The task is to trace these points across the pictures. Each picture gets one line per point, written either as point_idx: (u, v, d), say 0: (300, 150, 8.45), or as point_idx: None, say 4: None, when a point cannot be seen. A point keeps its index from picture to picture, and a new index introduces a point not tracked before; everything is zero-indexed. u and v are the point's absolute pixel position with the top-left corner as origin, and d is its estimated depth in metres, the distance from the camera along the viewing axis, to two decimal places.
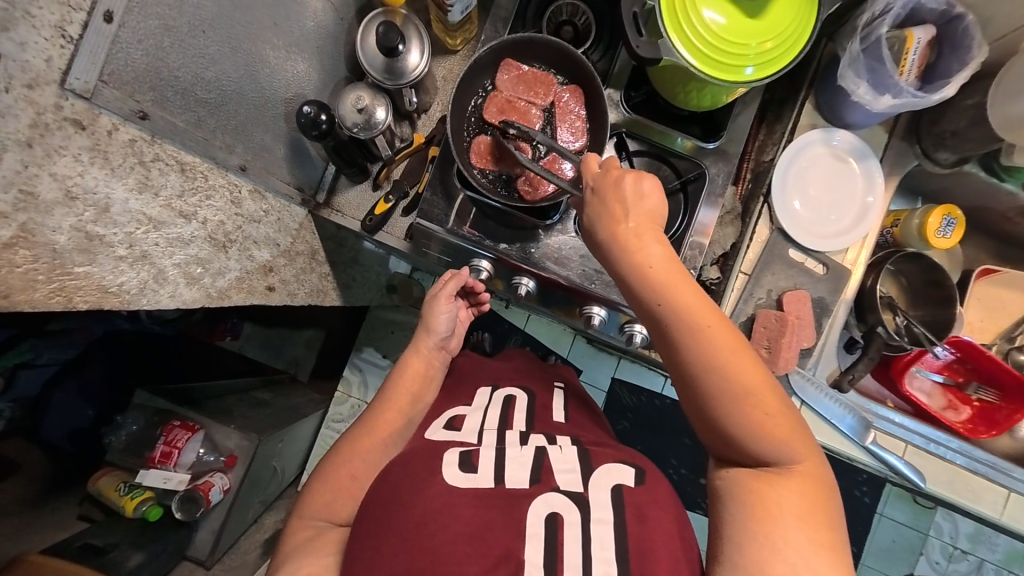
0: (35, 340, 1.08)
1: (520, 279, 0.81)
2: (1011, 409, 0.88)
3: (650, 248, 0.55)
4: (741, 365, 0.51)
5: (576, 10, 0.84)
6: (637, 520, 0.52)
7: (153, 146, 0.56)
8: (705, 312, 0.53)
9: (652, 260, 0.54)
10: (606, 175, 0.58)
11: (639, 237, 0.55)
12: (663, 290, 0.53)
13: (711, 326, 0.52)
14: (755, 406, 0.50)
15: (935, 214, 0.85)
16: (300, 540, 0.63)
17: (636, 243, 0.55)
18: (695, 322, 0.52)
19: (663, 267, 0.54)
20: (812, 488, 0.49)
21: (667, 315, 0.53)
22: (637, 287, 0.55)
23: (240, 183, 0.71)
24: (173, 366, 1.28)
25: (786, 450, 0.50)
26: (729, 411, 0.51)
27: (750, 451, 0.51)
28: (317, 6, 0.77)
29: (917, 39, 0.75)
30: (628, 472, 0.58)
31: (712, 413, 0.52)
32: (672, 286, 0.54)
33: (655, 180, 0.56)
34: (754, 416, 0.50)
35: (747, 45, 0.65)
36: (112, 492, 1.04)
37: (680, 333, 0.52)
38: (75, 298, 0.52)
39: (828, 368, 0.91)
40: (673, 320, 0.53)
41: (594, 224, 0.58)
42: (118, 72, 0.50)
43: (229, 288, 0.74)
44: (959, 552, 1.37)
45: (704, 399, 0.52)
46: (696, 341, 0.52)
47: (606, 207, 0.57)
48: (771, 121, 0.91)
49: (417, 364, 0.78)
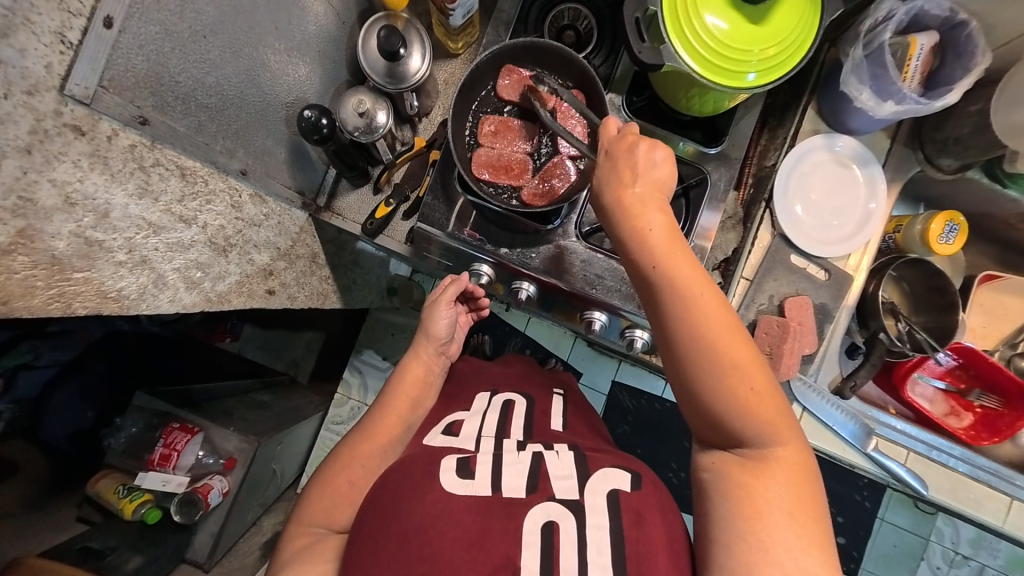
0: (35, 341, 1.10)
1: (520, 284, 0.82)
2: (1013, 416, 0.88)
3: (651, 214, 0.55)
4: (730, 339, 0.51)
5: (578, 15, 0.84)
6: (634, 524, 0.52)
7: (153, 151, 0.55)
8: (701, 282, 0.52)
9: (652, 226, 0.54)
10: (621, 139, 0.58)
11: (642, 203, 0.55)
12: (661, 256, 0.53)
13: (705, 296, 0.52)
14: (740, 382, 0.50)
15: (938, 219, 0.85)
16: (299, 547, 0.63)
17: (638, 208, 0.55)
18: (691, 290, 0.52)
19: (662, 234, 0.54)
20: (795, 476, 0.49)
21: (662, 280, 0.52)
22: (634, 252, 0.54)
23: (240, 187, 0.70)
24: (172, 367, 1.28)
25: (763, 429, 0.50)
26: (713, 382, 0.50)
27: (727, 425, 0.51)
28: (319, 10, 0.77)
29: (920, 46, 0.74)
30: (625, 477, 0.58)
31: (695, 384, 0.51)
32: (669, 253, 0.53)
33: (668, 152, 0.56)
34: (735, 390, 0.50)
35: (749, 52, 0.65)
36: (111, 494, 1.04)
37: (674, 299, 0.52)
38: (74, 304, 0.52)
39: (829, 374, 0.91)
40: (667, 285, 0.52)
41: (602, 186, 0.58)
42: (118, 77, 0.50)
43: (228, 292, 0.74)
44: (961, 557, 1.36)
45: (687, 367, 0.51)
46: (691, 310, 0.51)
47: (615, 171, 0.57)
48: (772, 127, 0.90)
49: (417, 369, 0.77)
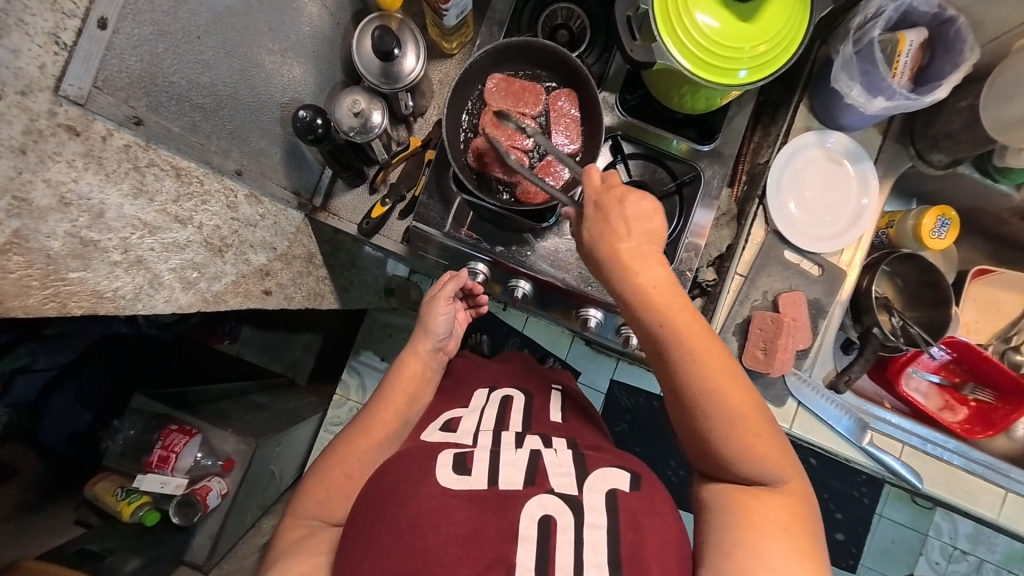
0: (33, 344, 1.08)
1: (517, 283, 0.82)
2: (1007, 409, 0.89)
3: (650, 269, 0.56)
4: (734, 389, 0.52)
5: (571, 14, 0.84)
6: (630, 525, 0.52)
7: (148, 152, 0.56)
8: (704, 335, 0.53)
9: (652, 282, 0.55)
10: (608, 191, 0.58)
11: (640, 257, 0.56)
12: (663, 312, 0.54)
13: (709, 351, 0.53)
14: (747, 430, 0.51)
15: (930, 214, 0.86)
16: (293, 538, 0.63)
17: (637, 263, 0.56)
18: (696, 346, 0.53)
19: (666, 289, 0.55)
20: (796, 509, 0.50)
21: (666, 337, 0.53)
22: (637, 307, 0.55)
23: (236, 187, 0.71)
24: (173, 368, 1.29)
25: (777, 474, 0.51)
26: (723, 434, 0.51)
27: (736, 473, 0.51)
28: (313, 10, 0.77)
29: (909, 42, 0.75)
30: (624, 477, 0.58)
31: (705, 436, 0.52)
32: (671, 308, 0.54)
33: (657, 202, 0.58)
34: (746, 441, 0.51)
35: (740, 49, 0.65)
36: (110, 496, 1.05)
37: (679, 355, 0.53)
38: (69, 304, 0.53)
39: (824, 369, 0.91)
40: (671, 342, 0.53)
41: (593, 239, 0.58)
42: (112, 77, 0.50)
43: (224, 292, 0.74)
44: (959, 552, 1.37)
45: (699, 423, 0.52)
46: (695, 365, 0.52)
47: (608, 223, 0.57)
48: (766, 123, 0.92)
49: (414, 365, 0.78)
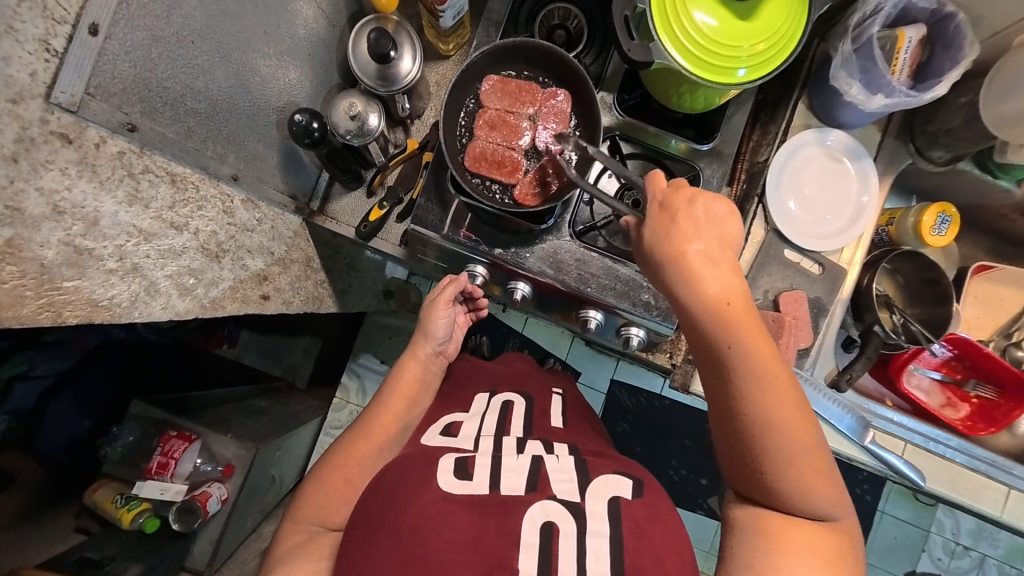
0: (30, 352, 1.06)
1: (515, 285, 0.83)
2: (1009, 406, 0.89)
3: (721, 280, 0.54)
4: (797, 418, 0.51)
5: (568, 14, 0.84)
6: (633, 533, 0.52)
7: (143, 158, 0.55)
8: (770, 357, 0.52)
9: (723, 293, 0.54)
10: (676, 193, 0.58)
11: (711, 264, 0.55)
12: (732, 327, 0.52)
13: (774, 377, 0.51)
14: (805, 463, 0.50)
15: (930, 211, 0.86)
16: (293, 544, 0.62)
17: (708, 271, 0.54)
18: (760, 369, 0.51)
19: (737, 306, 0.53)
20: (838, 542, 0.50)
21: (734, 354, 0.52)
22: (706, 320, 0.53)
23: (232, 192, 0.70)
24: (172, 365, 1.29)
25: (827, 507, 0.50)
26: (780, 463, 0.50)
27: (786, 503, 0.50)
28: (308, 13, 0.76)
29: (908, 39, 0.75)
30: (626, 484, 0.57)
31: (760, 464, 0.50)
32: (741, 321, 0.53)
33: (731, 207, 0.57)
34: (803, 474, 0.50)
35: (738, 47, 0.65)
36: (109, 504, 1.04)
37: (745, 374, 0.51)
38: (63, 313, 0.52)
39: (825, 367, 0.90)
40: (741, 365, 0.52)
41: (660, 241, 0.57)
42: (104, 84, 0.50)
43: (222, 297, 0.73)
44: (961, 548, 1.37)
45: (757, 449, 0.50)
46: (760, 387, 0.51)
47: (675, 225, 0.56)
48: (765, 121, 0.91)
49: (413, 369, 0.77)
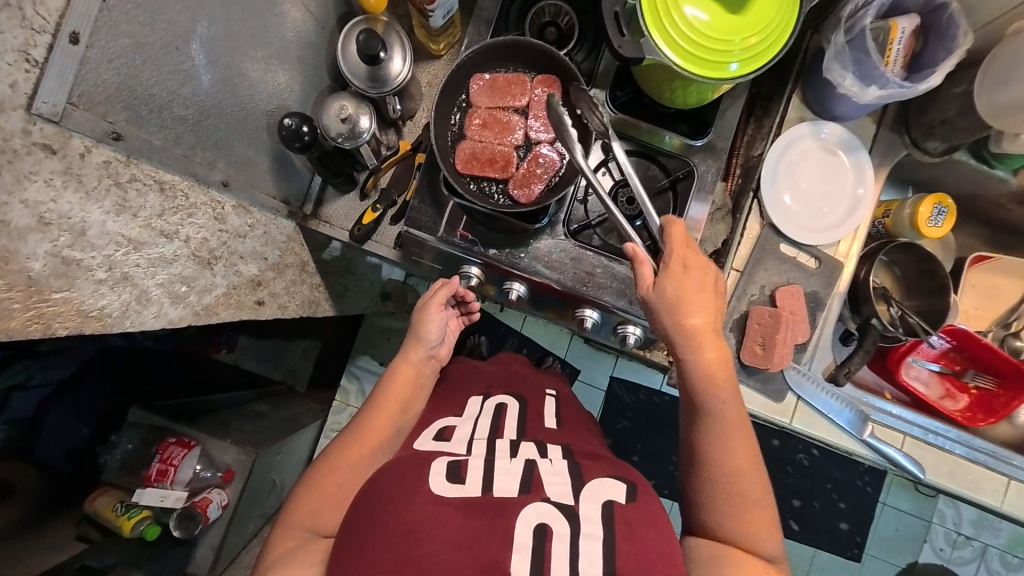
0: (28, 361, 1.08)
1: (511, 285, 0.82)
2: (1009, 396, 0.88)
3: (712, 342, 0.63)
4: (748, 473, 0.60)
5: (559, 11, 0.83)
6: (625, 535, 0.52)
7: (130, 167, 0.54)
8: (735, 415, 0.62)
9: (712, 355, 0.63)
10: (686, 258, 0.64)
11: (707, 329, 0.63)
12: (710, 385, 0.62)
13: (735, 432, 0.62)
14: (749, 510, 0.59)
15: (927, 202, 0.85)
16: (282, 551, 0.61)
17: (704, 333, 0.63)
18: (728, 426, 0.62)
19: (720, 370, 0.63)
20: None
21: (706, 407, 0.62)
22: (692, 375, 0.63)
23: (223, 199, 0.69)
24: (173, 368, 1.28)
25: (767, 556, 0.58)
26: (727, 507, 0.59)
27: (734, 543, 0.58)
28: (296, 15, 0.76)
29: (901, 29, 0.74)
30: (620, 487, 0.58)
31: (710, 502, 0.60)
32: (723, 381, 0.62)
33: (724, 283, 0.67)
34: (746, 519, 0.59)
35: (731, 41, 0.64)
36: (110, 511, 1.05)
37: (712, 426, 0.62)
38: (53, 325, 0.52)
39: (823, 362, 0.89)
40: (710, 418, 0.62)
41: (669, 297, 0.63)
42: (88, 92, 0.49)
43: (215, 304, 0.73)
44: (964, 538, 1.37)
45: (710, 490, 0.60)
46: (721, 438, 0.62)
47: (684, 287, 0.63)
48: (759, 115, 0.92)
49: (407, 372, 0.77)
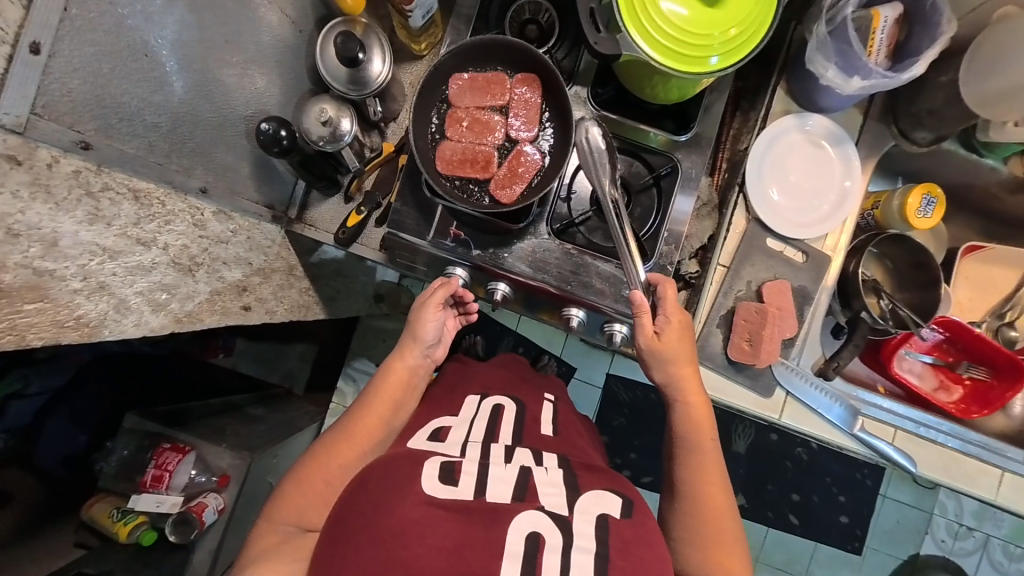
0: (24, 369, 1.09)
1: (496, 286, 0.80)
2: (1004, 387, 0.87)
3: (693, 389, 0.73)
4: (718, 512, 0.67)
5: (538, 8, 0.81)
6: (622, 552, 0.53)
7: (100, 176, 0.54)
8: (710, 456, 0.70)
9: (693, 399, 0.72)
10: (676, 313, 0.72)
11: (690, 376, 0.73)
12: (689, 426, 0.71)
13: (711, 471, 0.70)
14: (716, 544, 0.66)
15: (915, 193, 0.84)
16: (266, 546, 0.63)
17: (687, 379, 0.73)
18: (703, 466, 0.70)
19: (699, 413, 0.72)
20: None
21: (683, 444, 0.71)
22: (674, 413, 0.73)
23: (203, 205, 0.69)
24: (172, 369, 1.29)
25: None
26: (696, 539, 0.66)
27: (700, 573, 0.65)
28: (273, 18, 0.76)
29: (883, 18, 0.73)
30: (616, 502, 0.58)
31: (684, 532, 0.67)
32: (701, 423, 0.71)
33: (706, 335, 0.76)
34: (711, 553, 0.66)
35: (710, 35, 0.64)
36: (106, 518, 1.06)
37: (689, 462, 0.70)
38: (28, 335, 0.52)
39: (812, 357, 0.89)
40: (688, 455, 0.70)
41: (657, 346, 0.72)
42: (53, 103, 0.49)
43: (198, 310, 0.73)
44: (965, 529, 1.37)
45: (683, 522, 0.68)
46: (697, 476, 0.69)
47: (673, 338, 0.72)
48: (745, 108, 0.91)
49: (400, 373, 0.76)
